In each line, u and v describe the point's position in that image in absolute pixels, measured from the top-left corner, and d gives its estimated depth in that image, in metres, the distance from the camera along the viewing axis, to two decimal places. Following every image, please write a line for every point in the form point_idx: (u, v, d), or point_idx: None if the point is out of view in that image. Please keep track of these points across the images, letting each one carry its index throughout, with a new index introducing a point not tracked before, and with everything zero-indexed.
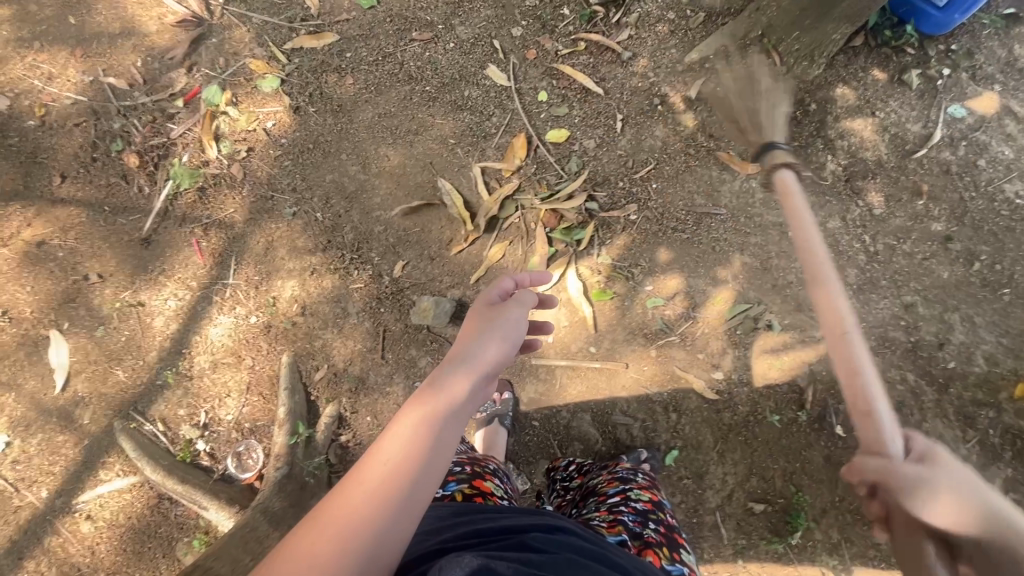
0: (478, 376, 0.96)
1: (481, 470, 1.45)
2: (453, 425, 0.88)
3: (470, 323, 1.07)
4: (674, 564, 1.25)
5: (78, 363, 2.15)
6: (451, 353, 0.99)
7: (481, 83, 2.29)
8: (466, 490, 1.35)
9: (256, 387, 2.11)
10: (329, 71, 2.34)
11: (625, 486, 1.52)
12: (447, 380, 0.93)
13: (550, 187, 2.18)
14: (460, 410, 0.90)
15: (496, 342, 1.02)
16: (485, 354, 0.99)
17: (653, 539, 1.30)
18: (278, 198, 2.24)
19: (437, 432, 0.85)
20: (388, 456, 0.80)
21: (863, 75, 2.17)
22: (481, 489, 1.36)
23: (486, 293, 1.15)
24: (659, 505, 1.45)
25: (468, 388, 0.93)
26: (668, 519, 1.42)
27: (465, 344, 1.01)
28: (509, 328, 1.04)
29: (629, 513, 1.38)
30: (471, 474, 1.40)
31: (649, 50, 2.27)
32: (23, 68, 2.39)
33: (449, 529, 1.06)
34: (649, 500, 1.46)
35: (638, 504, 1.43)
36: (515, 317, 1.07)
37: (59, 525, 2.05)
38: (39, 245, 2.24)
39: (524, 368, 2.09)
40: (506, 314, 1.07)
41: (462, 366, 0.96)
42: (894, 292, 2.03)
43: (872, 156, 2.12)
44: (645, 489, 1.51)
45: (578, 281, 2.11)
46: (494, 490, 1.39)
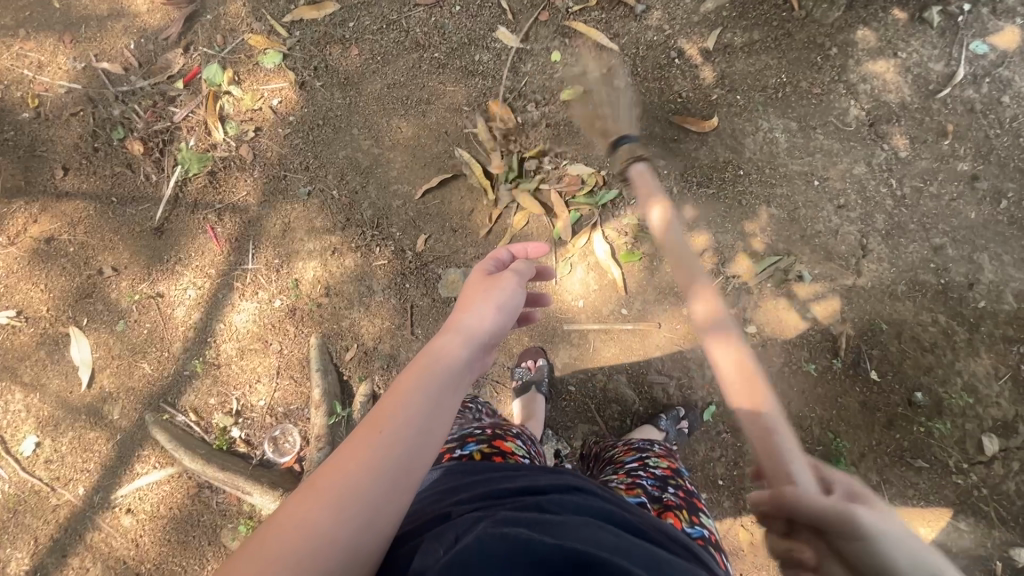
0: (473, 346, 0.91)
1: (502, 433, 1.42)
2: (451, 394, 0.84)
3: (468, 292, 1.02)
4: (694, 526, 1.23)
5: (103, 359, 2.12)
6: (450, 320, 0.95)
7: (491, 46, 2.22)
8: (485, 450, 1.31)
9: (286, 371, 2.08)
10: (332, 43, 2.26)
11: (643, 454, 1.52)
12: (443, 348, 0.89)
13: (568, 150, 2.13)
14: (458, 379, 0.86)
15: (493, 312, 0.97)
16: (481, 324, 0.94)
17: (673, 502, 1.29)
18: (291, 177, 2.18)
19: (436, 401, 0.81)
20: (387, 425, 0.76)
21: (882, 16, 2.12)
22: (502, 448, 1.34)
23: (483, 264, 1.09)
24: (679, 473, 1.44)
25: (464, 357, 0.89)
26: (688, 485, 1.40)
27: (460, 314, 0.96)
28: (505, 297, 0.99)
29: (647, 478, 1.38)
30: (491, 435, 1.36)
31: (662, 2, 2.20)
32: (11, 58, 2.30)
33: (464, 488, 1.03)
34: (668, 467, 1.46)
35: (658, 470, 1.43)
36: (513, 287, 1.01)
37: (100, 520, 2.04)
38: (48, 242, 2.18)
39: (556, 334, 2.08)
40: (505, 284, 1.01)
41: (458, 335, 0.91)
42: (923, 235, 2.02)
43: (895, 99, 2.09)
44: (663, 456, 1.51)
45: (605, 244, 2.08)
46: (514, 450, 1.36)
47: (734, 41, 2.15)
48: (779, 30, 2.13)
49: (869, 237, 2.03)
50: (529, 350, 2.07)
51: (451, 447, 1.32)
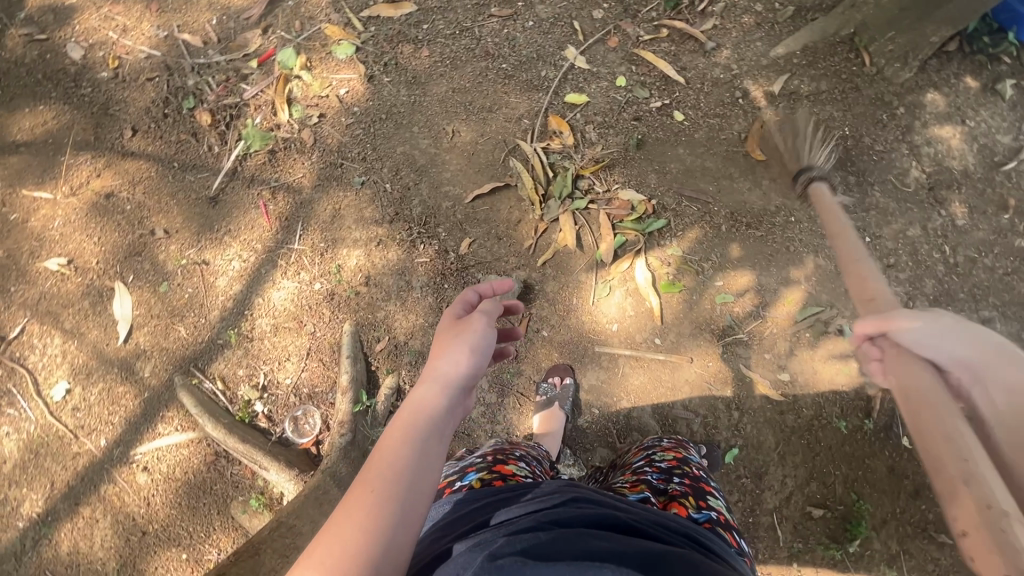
0: (453, 391, 0.91)
1: (503, 457, 1.38)
2: (435, 443, 0.84)
3: (439, 340, 1.01)
4: (701, 511, 1.18)
5: (141, 317, 2.17)
6: (425, 369, 0.95)
7: (558, 64, 2.26)
8: (484, 476, 1.26)
9: (316, 353, 2.10)
10: (405, 42, 2.32)
11: (650, 453, 1.50)
12: (421, 399, 0.89)
13: (623, 174, 2.15)
14: (441, 426, 0.87)
15: (467, 353, 0.96)
16: (457, 368, 0.93)
17: (679, 491, 1.24)
18: (348, 165, 2.23)
19: (420, 452, 0.82)
20: (377, 481, 0.76)
21: (954, 82, 2.12)
22: (502, 471, 1.29)
23: (450, 310, 1.08)
24: (685, 462, 1.41)
25: (444, 404, 0.89)
26: (695, 472, 1.36)
27: (434, 361, 0.95)
28: (478, 337, 0.98)
29: (653, 473, 1.35)
30: (491, 460, 1.32)
31: (733, 42, 2.23)
32: (99, 20, 2.43)
33: (465, 521, 1.02)
34: (674, 458, 1.42)
35: (663, 463, 1.40)
36: (484, 326, 1.01)
37: (115, 474, 2.07)
38: (107, 197, 2.26)
39: (585, 354, 2.06)
40: (475, 324, 1.01)
41: (435, 384, 0.91)
42: (972, 306, 1.98)
43: (958, 165, 2.07)
44: (670, 450, 1.49)
45: (646, 271, 2.08)
46: (516, 471, 1.31)
47: (800, 88, 2.15)
48: (847, 84, 2.14)
49: (915, 300, 2.00)
50: (557, 366, 2.06)
51: (452, 481, 1.28)
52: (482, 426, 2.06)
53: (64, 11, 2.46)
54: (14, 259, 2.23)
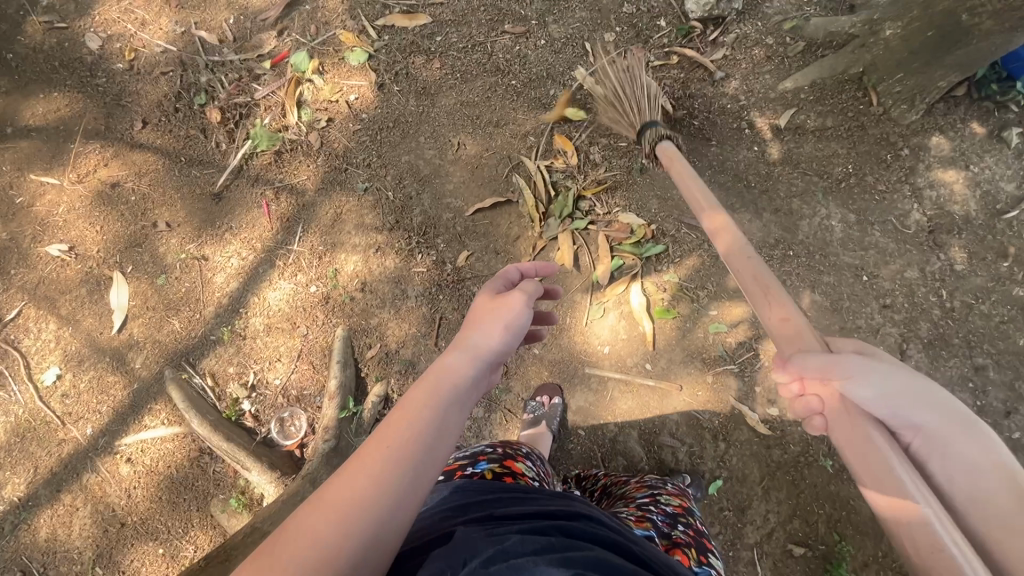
0: (481, 364, 0.90)
1: (513, 454, 1.37)
2: (456, 414, 0.81)
3: (475, 312, 1.00)
4: (702, 566, 1.22)
5: (136, 307, 2.18)
6: (457, 338, 0.93)
7: (567, 84, 2.28)
8: (496, 469, 1.26)
9: (307, 355, 2.11)
10: (417, 53, 2.34)
11: (654, 491, 1.49)
12: (448, 367, 0.87)
13: (624, 198, 2.15)
14: (464, 397, 0.84)
15: (502, 330, 0.95)
16: (489, 342, 0.92)
17: (682, 540, 1.27)
18: (352, 171, 2.24)
19: (440, 418, 0.79)
20: (393, 439, 0.74)
21: (960, 127, 2.12)
22: (512, 469, 1.28)
23: (490, 284, 1.08)
24: (688, 513, 1.42)
25: (471, 375, 0.87)
26: (697, 526, 1.38)
27: (468, 332, 0.94)
28: (515, 315, 0.96)
29: (658, 514, 1.35)
30: (503, 455, 1.32)
31: (742, 73, 2.24)
32: (118, 12, 2.47)
33: (474, 508, 0.98)
34: (679, 505, 1.43)
35: (668, 507, 1.40)
36: (523, 305, 0.98)
37: (99, 463, 2.07)
38: (112, 187, 2.28)
39: (575, 375, 2.06)
40: (514, 300, 0.99)
41: (465, 354, 0.89)
42: (966, 352, 1.97)
43: (960, 211, 2.06)
44: (675, 496, 1.48)
45: (642, 296, 2.08)
46: (525, 472, 1.31)
47: (806, 123, 2.16)
48: (853, 122, 2.14)
49: (909, 343, 1.99)
50: (547, 386, 2.05)
51: (463, 465, 1.27)
52: (468, 440, 2.05)
53: (85, 1, 2.50)
54: (16, 241, 2.25)
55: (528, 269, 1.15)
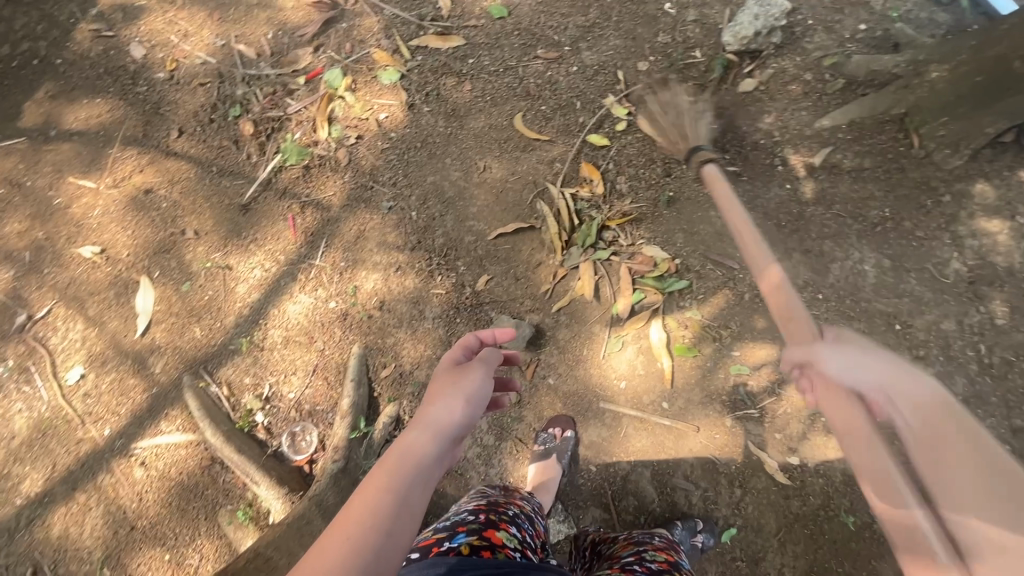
0: (442, 443, 0.91)
1: (497, 519, 1.29)
2: (412, 500, 0.83)
3: (439, 380, 1.03)
4: None
5: (160, 313, 2.22)
6: (419, 411, 0.95)
7: (597, 112, 2.26)
8: (474, 543, 1.18)
9: (322, 371, 2.11)
10: (449, 74, 2.35)
11: (639, 548, 1.43)
12: (407, 448, 0.89)
13: (649, 231, 2.12)
14: (424, 478, 0.86)
15: (463, 402, 0.97)
16: (450, 417, 0.94)
17: None
18: (377, 189, 2.26)
19: (398, 504, 0.81)
20: (352, 532, 0.76)
21: (1007, 174, 2.02)
22: (492, 540, 1.20)
23: (453, 351, 1.11)
24: (677, 569, 1.34)
25: (432, 455, 0.89)
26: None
27: (428, 406, 0.96)
28: (475, 387, 1.00)
29: (642, 574, 1.29)
30: (484, 524, 1.23)
31: (778, 107, 2.19)
32: (163, 23, 2.54)
33: None
34: (666, 560, 1.36)
35: (653, 564, 1.34)
36: (481, 377, 1.02)
37: (114, 465, 2.10)
38: (146, 193, 2.34)
39: (589, 409, 2.02)
40: (475, 371, 1.03)
41: (426, 431, 0.91)
42: (1004, 412, 1.87)
43: (1004, 262, 1.97)
44: (661, 549, 1.41)
45: (662, 332, 2.03)
46: (506, 541, 1.22)
47: (842, 163, 2.11)
48: (892, 164, 2.07)
49: None
50: (559, 418, 2.01)
51: (440, 540, 1.20)
52: (477, 468, 2.02)
53: (133, 11, 2.58)
54: (51, 241, 2.32)
55: (487, 335, 1.18)
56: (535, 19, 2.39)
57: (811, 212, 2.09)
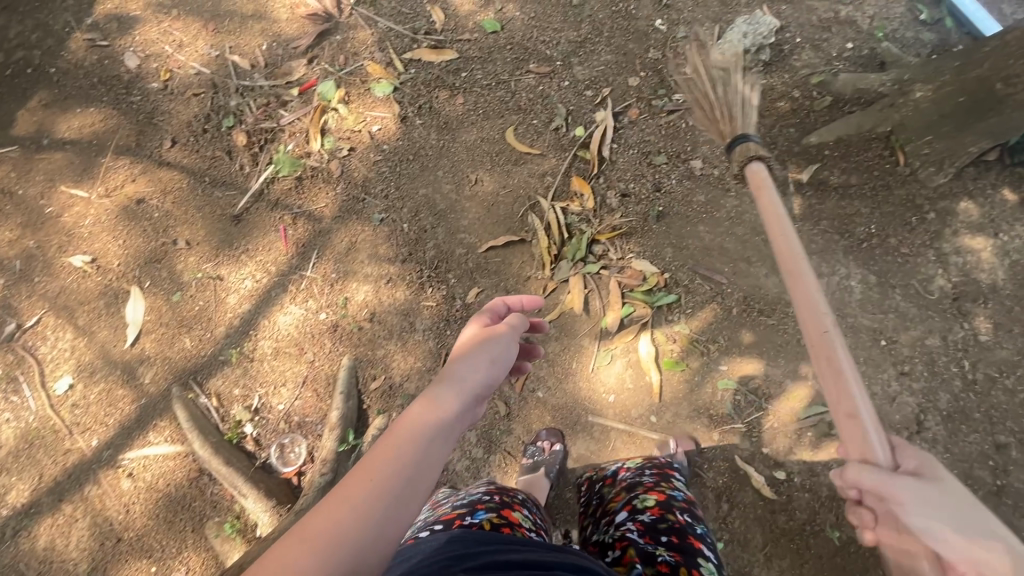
0: (466, 399, 0.95)
1: (510, 501, 1.37)
2: (439, 449, 0.85)
3: (464, 342, 1.08)
4: None
5: (150, 323, 2.22)
6: (445, 368, 1.00)
7: (588, 126, 2.28)
8: (494, 520, 1.24)
9: (312, 383, 2.12)
10: (441, 88, 2.37)
11: (631, 494, 1.48)
12: (439, 398, 0.92)
13: (638, 245, 2.14)
14: (448, 431, 0.88)
15: (488, 363, 1.02)
16: (476, 377, 0.98)
17: (669, 561, 1.24)
18: (369, 201, 2.27)
19: (427, 449, 0.84)
20: (378, 472, 0.77)
21: (990, 193, 2.06)
22: (509, 518, 1.27)
23: (479, 316, 1.17)
24: (668, 509, 1.40)
25: (456, 409, 0.92)
26: (681, 522, 1.36)
27: (454, 365, 1.00)
28: (500, 351, 1.05)
29: (637, 530, 1.34)
30: (500, 503, 1.31)
31: (766, 125, 2.22)
32: (158, 33, 2.55)
33: (469, 558, 0.94)
34: (656, 503, 1.42)
35: (646, 514, 1.39)
36: (507, 341, 1.08)
37: (101, 476, 2.09)
38: (138, 203, 2.35)
39: (578, 422, 2.03)
40: (501, 335, 1.08)
41: (452, 385, 0.95)
42: (987, 428, 1.89)
43: (987, 279, 2.00)
44: (651, 490, 1.48)
45: (650, 347, 2.04)
46: (522, 521, 1.30)
47: (829, 179, 2.13)
48: (878, 181, 2.10)
49: (927, 414, 1.92)
50: (548, 431, 2.02)
51: (462, 514, 1.27)
52: (466, 481, 2.02)
53: (128, 21, 2.58)
54: (42, 250, 2.32)
55: (514, 302, 1.25)
56: (527, 34, 2.41)
57: (800, 228, 2.12)
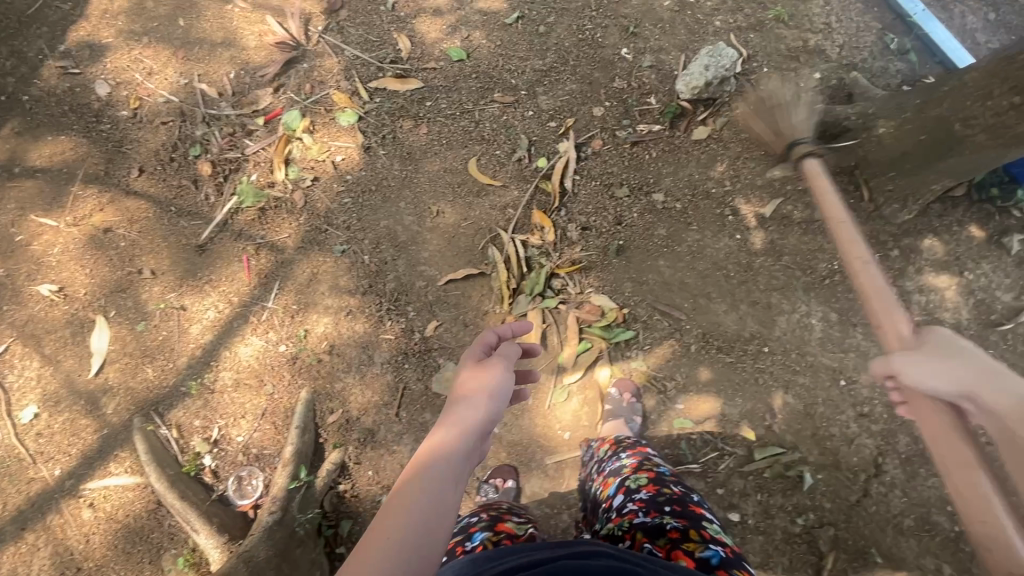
0: (471, 436, 0.97)
1: (500, 514, 1.43)
2: (454, 486, 0.88)
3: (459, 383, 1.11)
4: (709, 548, 1.17)
5: (114, 352, 2.24)
6: (444, 413, 1.02)
7: (551, 157, 2.27)
8: (492, 537, 1.31)
9: (270, 416, 2.13)
10: (405, 117, 2.37)
11: (621, 479, 1.51)
12: (445, 443, 0.94)
13: (598, 279, 2.12)
14: (459, 468, 0.91)
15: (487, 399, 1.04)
16: (478, 413, 1.01)
17: (677, 530, 1.23)
18: (331, 232, 2.27)
19: (443, 493, 0.86)
20: (398, 518, 0.80)
21: (957, 230, 2.02)
22: (506, 530, 1.34)
23: (470, 351, 1.18)
24: (662, 484, 1.42)
25: (464, 447, 0.95)
26: (678, 493, 1.38)
27: (453, 408, 1.03)
28: (497, 384, 1.07)
29: (639, 509, 1.33)
30: (492, 520, 1.37)
31: (730, 157, 2.19)
32: (128, 60, 2.57)
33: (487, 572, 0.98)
34: (647, 480, 1.45)
35: (641, 493, 1.41)
36: (501, 372, 1.11)
37: (63, 506, 2.11)
38: (105, 231, 2.37)
39: (533, 459, 2.02)
40: (494, 369, 1.11)
41: (454, 428, 0.97)
42: None
43: (951, 318, 1.96)
44: (639, 470, 1.52)
45: (607, 383, 2.04)
46: (517, 529, 1.37)
47: (793, 214, 2.11)
48: None
49: (886, 457, 1.89)
50: (502, 467, 2.01)
51: (461, 541, 1.33)
52: None
53: (100, 48, 2.60)
54: (10, 278, 2.34)
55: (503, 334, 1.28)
56: (493, 63, 2.40)
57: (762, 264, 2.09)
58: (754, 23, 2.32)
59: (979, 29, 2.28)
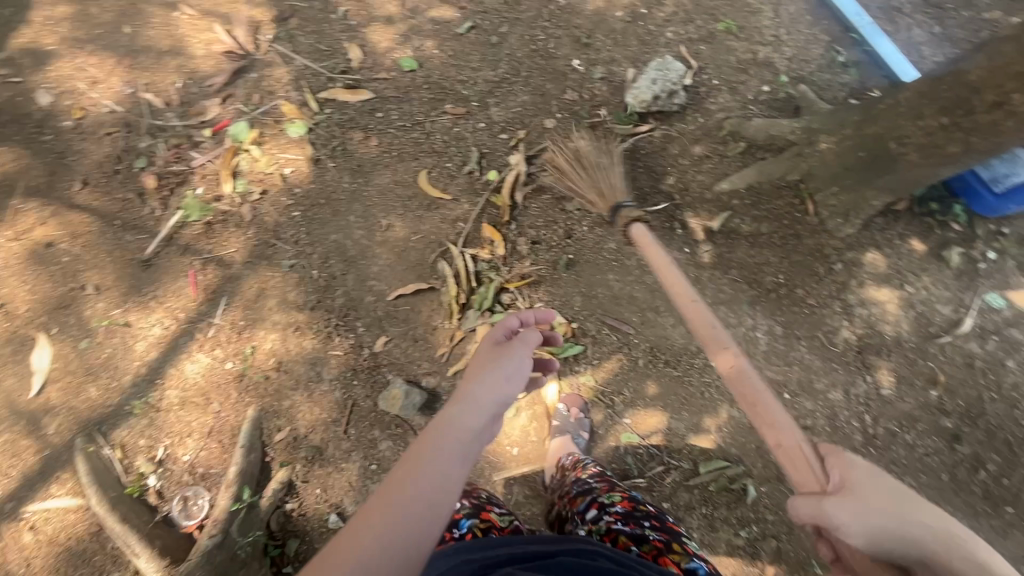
0: (484, 416, 0.95)
1: (482, 502, 1.43)
2: (459, 465, 0.87)
3: (479, 359, 1.09)
4: (693, 560, 1.20)
5: (56, 371, 2.18)
6: (461, 387, 1.00)
7: (502, 169, 2.25)
8: (479, 526, 1.32)
9: (216, 434, 2.10)
10: (355, 129, 2.34)
11: (594, 497, 1.49)
12: (459, 419, 0.93)
13: (547, 293, 2.12)
14: (468, 448, 0.90)
15: (502, 381, 1.02)
16: (492, 394, 0.99)
17: (659, 540, 1.26)
18: (279, 247, 2.24)
19: (447, 471, 0.85)
20: (401, 492, 0.80)
21: (898, 243, 2.05)
22: (491, 520, 1.35)
23: (492, 333, 1.18)
24: (636, 500, 1.43)
25: (475, 428, 0.92)
26: (655, 510, 1.40)
27: (470, 384, 1.01)
28: (515, 366, 1.05)
29: (619, 520, 1.35)
30: (477, 507, 1.37)
31: (680, 169, 2.19)
32: (71, 68, 2.49)
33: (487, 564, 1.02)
34: (622, 498, 1.44)
35: (617, 506, 1.41)
36: (520, 356, 1.09)
37: (3, 529, 2.05)
38: (47, 246, 2.28)
39: (481, 475, 2.02)
40: (515, 352, 1.09)
41: (469, 404, 0.96)
42: None
43: (891, 331, 1.99)
44: (613, 490, 1.50)
45: (556, 398, 2.03)
46: (499, 519, 1.38)
47: (740, 228, 2.11)
48: (788, 230, 2.08)
49: None
50: None
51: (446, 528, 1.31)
52: None
53: (42, 55, 2.51)
54: None
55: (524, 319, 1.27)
56: (445, 73, 2.38)
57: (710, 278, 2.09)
58: (705, 35, 2.32)
59: (925, 42, 2.31)
